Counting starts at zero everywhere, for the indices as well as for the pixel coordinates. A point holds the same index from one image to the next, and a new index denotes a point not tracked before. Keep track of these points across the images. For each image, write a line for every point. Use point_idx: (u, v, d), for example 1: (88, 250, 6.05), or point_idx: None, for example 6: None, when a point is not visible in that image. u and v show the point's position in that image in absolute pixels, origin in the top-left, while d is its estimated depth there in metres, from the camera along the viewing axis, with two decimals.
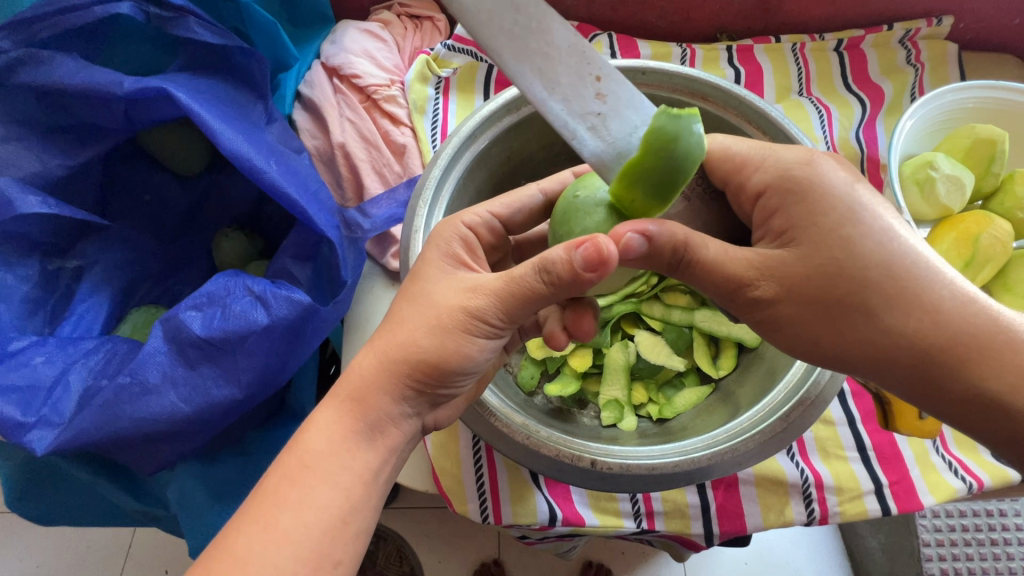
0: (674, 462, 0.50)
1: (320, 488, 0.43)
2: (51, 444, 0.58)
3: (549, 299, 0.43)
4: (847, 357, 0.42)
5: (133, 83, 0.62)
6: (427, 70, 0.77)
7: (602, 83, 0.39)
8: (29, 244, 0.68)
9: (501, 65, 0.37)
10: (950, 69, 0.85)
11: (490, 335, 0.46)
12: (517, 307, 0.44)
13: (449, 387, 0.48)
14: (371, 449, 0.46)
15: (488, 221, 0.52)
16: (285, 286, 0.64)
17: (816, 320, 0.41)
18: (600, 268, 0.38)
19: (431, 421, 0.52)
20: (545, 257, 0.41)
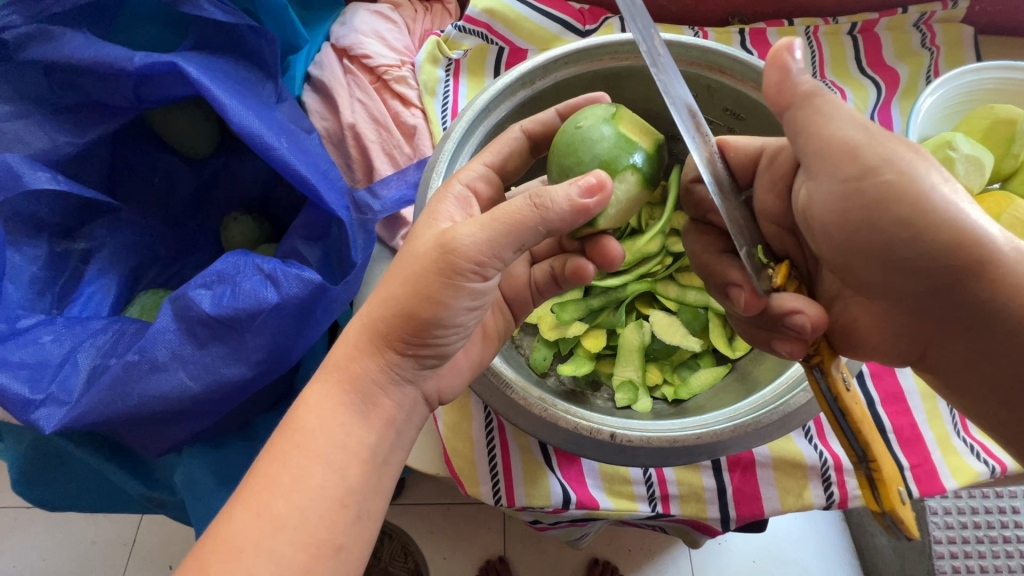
0: (695, 435, 0.49)
1: (316, 468, 0.42)
2: (59, 422, 0.58)
3: (538, 234, 0.43)
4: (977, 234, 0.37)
5: (143, 58, 0.62)
6: (438, 52, 0.77)
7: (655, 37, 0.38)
8: (37, 224, 0.67)
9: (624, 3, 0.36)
10: (966, 52, 0.84)
11: (474, 278, 0.43)
12: (505, 239, 0.42)
13: (439, 345, 0.46)
14: (367, 427, 0.45)
15: (485, 175, 0.52)
16: (295, 265, 0.63)
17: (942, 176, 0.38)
18: (598, 195, 0.42)
19: (433, 391, 0.50)
20: (541, 189, 0.42)
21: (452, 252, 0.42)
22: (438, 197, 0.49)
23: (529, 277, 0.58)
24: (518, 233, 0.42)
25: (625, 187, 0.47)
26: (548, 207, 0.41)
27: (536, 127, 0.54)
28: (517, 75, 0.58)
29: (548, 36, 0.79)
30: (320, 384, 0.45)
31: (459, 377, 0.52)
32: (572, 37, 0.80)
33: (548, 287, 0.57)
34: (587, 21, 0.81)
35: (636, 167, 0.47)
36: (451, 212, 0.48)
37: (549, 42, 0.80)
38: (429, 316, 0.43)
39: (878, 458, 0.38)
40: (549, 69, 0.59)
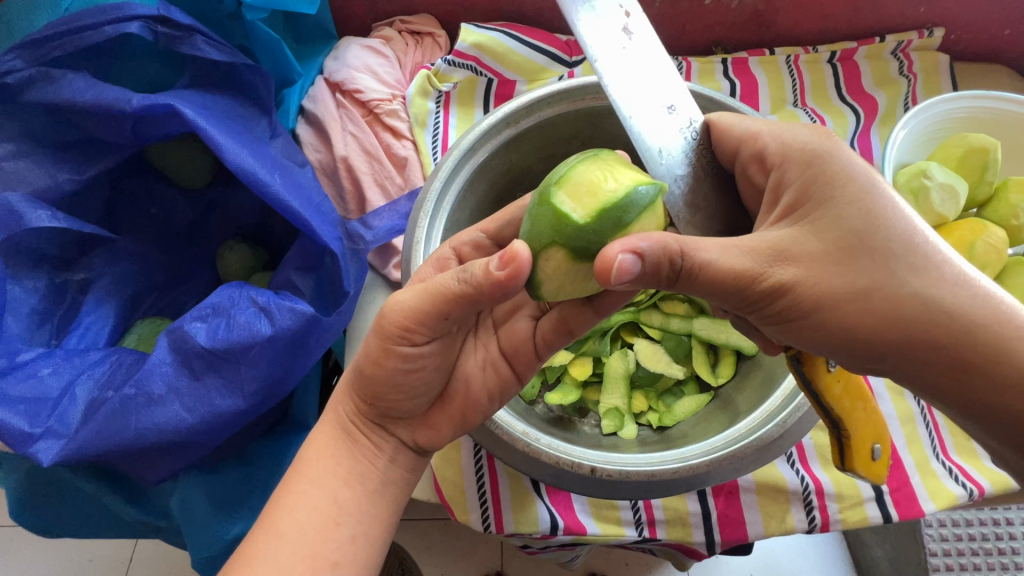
0: (673, 469, 0.51)
1: (310, 490, 0.48)
2: (58, 454, 0.59)
3: (463, 305, 0.44)
4: (875, 341, 0.39)
5: (141, 100, 0.64)
6: (428, 85, 0.79)
7: (630, 20, 0.42)
8: (37, 257, 0.69)
9: (632, 31, 0.42)
10: (942, 79, 0.86)
11: (408, 347, 0.47)
12: (436, 314, 0.45)
13: (393, 401, 0.51)
14: (348, 450, 0.51)
15: (478, 240, 0.53)
16: (289, 297, 0.65)
17: (840, 293, 0.38)
18: (508, 270, 0.39)
19: (410, 438, 0.54)
20: (466, 264, 0.42)
21: (384, 318, 0.47)
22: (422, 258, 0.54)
23: (531, 333, 0.55)
24: (437, 305, 0.44)
25: (552, 264, 0.41)
26: (470, 279, 0.41)
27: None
28: (502, 115, 0.60)
29: (536, 68, 0.81)
30: None
31: (440, 432, 0.54)
32: (558, 69, 0.82)
33: (555, 338, 0.54)
34: (573, 53, 0.83)
35: (562, 244, 0.39)
36: (424, 272, 0.53)
37: (537, 74, 0.82)
38: (372, 375, 0.49)
39: (848, 427, 0.45)
40: (533, 109, 0.61)
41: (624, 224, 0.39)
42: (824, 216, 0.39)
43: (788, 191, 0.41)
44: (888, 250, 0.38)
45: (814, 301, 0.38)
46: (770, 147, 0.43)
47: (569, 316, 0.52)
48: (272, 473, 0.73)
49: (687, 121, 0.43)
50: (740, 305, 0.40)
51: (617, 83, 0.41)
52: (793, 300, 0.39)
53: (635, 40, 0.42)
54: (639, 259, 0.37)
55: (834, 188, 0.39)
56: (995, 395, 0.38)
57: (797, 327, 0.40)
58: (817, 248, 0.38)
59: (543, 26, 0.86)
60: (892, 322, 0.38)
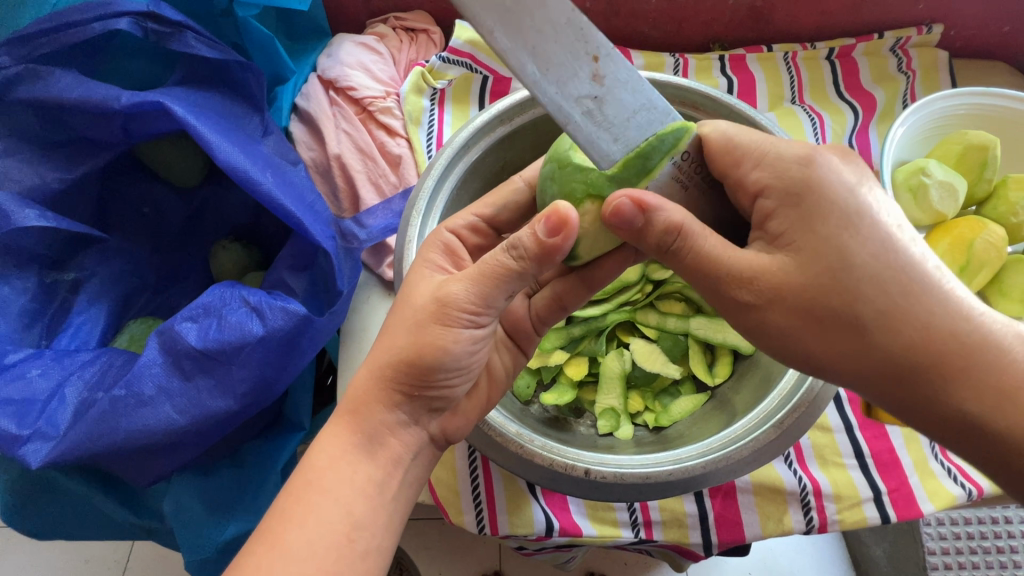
0: (667, 470, 0.51)
1: (324, 504, 0.44)
2: (46, 457, 0.59)
3: (524, 277, 0.45)
4: (840, 372, 0.40)
5: (130, 98, 0.63)
6: (422, 82, 0.78)
7: (600, 64, 0.39)
8: (27, 257, 0.68)
9: (606, 76, 0.40)
10: (941, 75, 0.85)
11: (470, 326, 0.46)
12: (493, 290, 0.45)
13: (443, 387, 0.48)
14: (372, 463, 0.46)
15: (474, 224, 0.54)
16: (281, 297, 0.64)
17: (807, 327, 0.40)
18: (563, 232, 0.41)
19: (438, 431, 0.51)
20: (513, 237, 0.43)
21: (448, 304, 0.45)
22: (427, 245, 0.52)
23: (527, 310, 0.58)
24: (507, 282, 0.45)
25: (587, 217, 0.44)
26: (526, 250, 0.43)
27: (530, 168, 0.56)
28: (496, 112, 0.60)
29: None
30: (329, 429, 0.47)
31: (466, 421, 0.53)
32: None
33: (551, 313, 0.57)
34: None
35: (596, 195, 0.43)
36: (438, 261, 0.51)
37: None
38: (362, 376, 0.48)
39: None
40: (527, 106, 0.61)
41: (649, 170, 0.41)
42: (807, 245, 0.39)
43: (772, 218, 0.41)
44: (862, 286, 0.38)
45: (780, 325, 0.41)
46: (756, 168, 0.42)
47: (562, 293, 0.55)
48: (264, 475, 0.72)
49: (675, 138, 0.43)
50: (715, 304, 0.43)
51: (601, 137, 0.41)
52: (762, 320, 0.41)
53: (608, 83, 0.40)
54: (639, 208, 0.40)
55: (817, 220, 0.39)
56: (966, 435, 0.38)
57: (768, 345, 0.42)
58: (797, 277, 0.39)
59: None
60: (859, 356, 0.39)
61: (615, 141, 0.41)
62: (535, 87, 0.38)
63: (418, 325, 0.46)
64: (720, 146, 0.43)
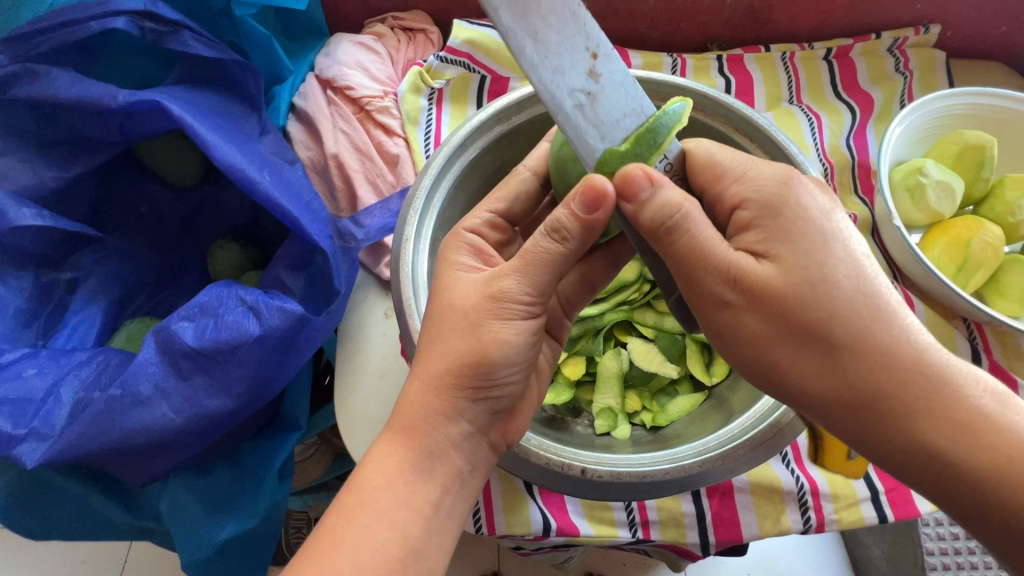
0: (664, 470, 0.51)
1: (377, 526, 0.42)
2: (41, 456, 0.58)
3: (568, 257, 0.45)
4: (802, 387, 0.40)
5: (127, 96, 0.63)
6: (420, 82, 0.78)
7: (597, 62, 0.40)
8: (24, 256, 0.68)
9: (600, 75, 0.41)
10: (938, 75, 0.85)
11: (524, 316, 0.46)
12: (543, 277, 0.45)
13: (504, 386, 0.48)
14: (429, 482, 0.45)
15: (490, 221, 0.54)
16: (278, 297, 0.64)
17: (778, 334, 0.40)
18: (603, 204, 0.41)
19: (499, 436, 0.50)
20: (549, 219, 0.43)
21: (500, 298, 0.45)
22: (450, 246, 0.51)
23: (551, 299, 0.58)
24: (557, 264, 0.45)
25: None
26: (568, 229, 0.43)
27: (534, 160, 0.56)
28: (493, 111, 0.60)
29: None
30: (382, 444, 0.45)
31: (523, 417, 0.52)
32: None
33: (575, 297, 0.57)
34: None
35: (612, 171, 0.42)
36: (468, 261, 0.50)
37: None
38: None
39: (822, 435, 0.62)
40: (524, 105, 0.61)
41: (659, 144, 0.42)
42: (791, 257, 0.39)
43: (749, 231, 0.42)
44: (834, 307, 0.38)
45: (750, 323, 0.41)
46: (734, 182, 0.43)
47: (590, 271, 0.56)
48: (260, 475, 0.71)
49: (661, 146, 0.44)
50: (689, 303, 0.43)
51: (588, 133, 0.41)
52: (731, 321, 0.41)
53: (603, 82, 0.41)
54: (654, 184, 0.40)
55: (795, 233, 0.40)
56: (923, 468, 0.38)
57: (728, 348, 0.43)
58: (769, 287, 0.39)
59: None
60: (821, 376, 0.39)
61: (604, 140, 0.42)
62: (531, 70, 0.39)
63: (474, 325, 0.45)
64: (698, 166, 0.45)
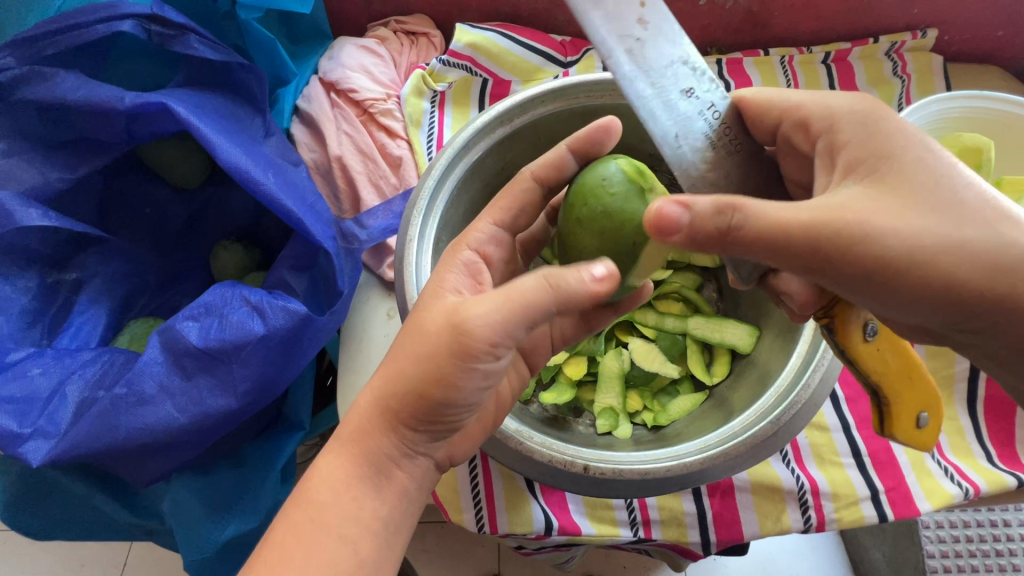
0: (667, 467, 0.51)
1: (328, 544, 0.42)
2: (47, 455, 0.59)
3: (549, 314, 0.44)
4: (943, 292, 0.38)
5: (133, 99, 0.64)
6: (423, 85, 0.79)
7: (645, 10, 0.40)
8: (28, 256, 0.69)
9: (648, 22, 0.40)
10: (936, 79, 0.86)
11: (488, 359, 0.44)
12: (518, 322, 0.43)
13: (452, 420, 0.47)
14: (377, 500, 0.45)
15: (493, 235, 0.54)
16: (281, 297, 0.65)
17: (919, 240, 0.37)
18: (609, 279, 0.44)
19: (445, 455, 0.51)
20: (555, 272, 0.43)
21: (463, 333, 0.42)
22: (445, 263, 0.51)
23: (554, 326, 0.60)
24: (539, 314, 0.43)
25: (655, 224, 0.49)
26: (563, 290, 0.43)
27: (546, 174, 0.55)
28: (496, 113, 0.61)
29: (531, 68, 0.81)
30: (329, 459, 0.46)
31: (466, 441, 0.52)
32: (554, 69, 0.82)
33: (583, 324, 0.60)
34: (568, 54, 0.83)
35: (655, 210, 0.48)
36: (458, 283, 0.49)
37: (533, 73, 0.82)
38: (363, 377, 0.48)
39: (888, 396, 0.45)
40: (526, 108, 0.61)
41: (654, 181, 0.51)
42: (887, 171, 0.39)
43: (842, 153, 0.41)
44: (959, 196, 0.38)
45: (889, 249, 0.37)
46: (814, 115, 0.44)
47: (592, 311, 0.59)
48: (263, 475, 0.72)
49: (701, 99, 0.42)
50: (807, 266, 0.39)
51: (636, 84, 0.40)
52: (872, 253, 0.37)
53: (648, 31, 0.40)
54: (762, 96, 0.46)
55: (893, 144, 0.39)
56: None
57: (870, 296, 0.40)
58: (887, 204, 0.38)
59: (538, 26, 0.86)
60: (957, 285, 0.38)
61: (651, 86, 0.40)
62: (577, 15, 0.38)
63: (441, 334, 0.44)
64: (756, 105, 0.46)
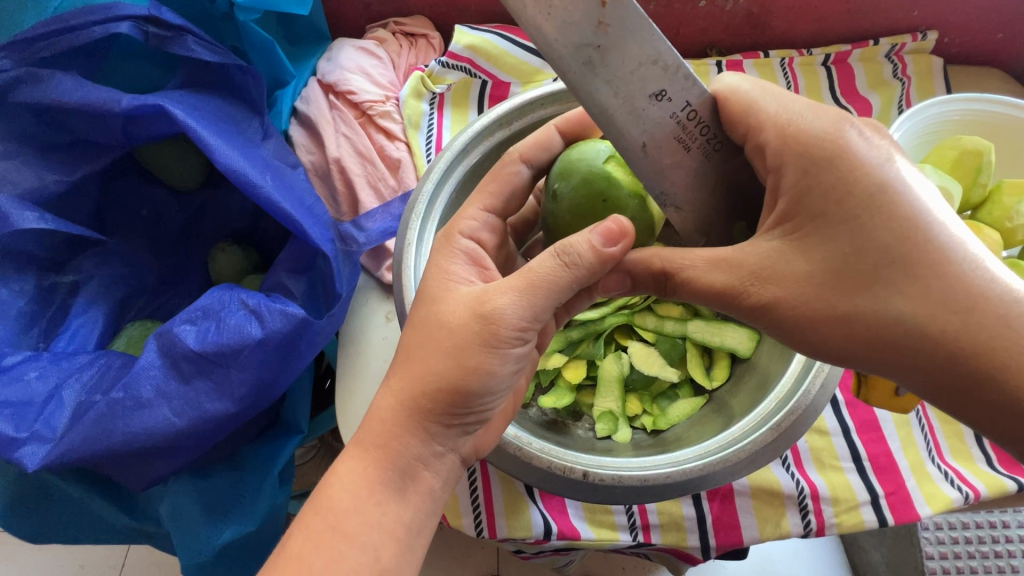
0: (667, 473, 0.51)
1: (351, 550, 0.42)
2: (42, 459, 0.58)
3: (567, 290, 0.45)
4: (857, 351, 0.41)
5: (130, 100, 0.64)
6: (421, 87, 0.79)
7: (606, 11, 0.35)
8: (24, 259, 0.68)
9: (611, 23, 0.36)
10: (937, 81, 0.86)
11: (517, 344, 0.45)
12: (543, 300, 0.44)
13: (482, 411, 0.47)
14: (402, 504, 0.44)
15: (487, 222, 0.52)
16: (279, 300, 0.64)
17: (828, 307, 0.40)
18: (620, 241, 0.43)
19: (471, 448, 0.50)
20: (564, 242, 0.43)
21: (495, 322, 0.44)
22: (443, 255, 0.49)
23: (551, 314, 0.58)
24: (562, 293, 0.44)
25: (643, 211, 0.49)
26: (579, 262, 0.43)
27: (532, 154, 0.53)
28: (495, 116, 0.61)
29: (530, 69, 0.81)
30: (349, 463, 0.45)
31: (492, 431, 0.52)
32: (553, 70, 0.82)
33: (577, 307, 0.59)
34: None
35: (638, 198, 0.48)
36: (464, 272, 0.48)
37: (531, 75, 0.81)
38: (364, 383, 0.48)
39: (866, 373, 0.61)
40: (526, 111, 0.62)
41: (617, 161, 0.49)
42: (814, 234, 0.40)
43: (784, 200, 0.41)
44: (888, 254, 0.39)
45: (796, 315, 0.41)
46: (775, 140, 0.41)
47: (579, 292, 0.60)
48: (260, 479, 0.71)
49: (672, 91, 0.40)
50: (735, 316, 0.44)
51: (598, 96, 0.38)
52: (780, 317, 0.42)
53: (612, 34, 0.36)
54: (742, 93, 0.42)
55: (830, 204, 0.40)
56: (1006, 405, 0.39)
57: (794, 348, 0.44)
58: (800, 268, 0.41)
59: None
60: (877, 342, 0.40)
61: (616, 96, 0.38)
62: (531, 37, 0.35)
63: (444, 339, 0.44)
64: (737, 102, 0.42)
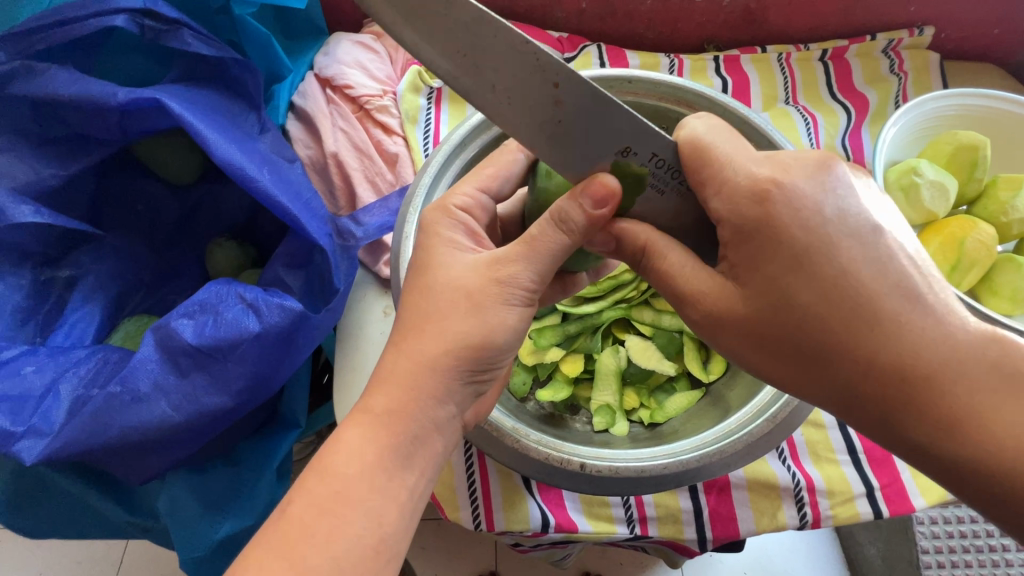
0: (662, 464, 0.51)
1: (356, 520, 0.41)
2: (40, 453, 0.58)
3: (566, 252, 0.45)
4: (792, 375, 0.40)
5: (126, 94, 0.63)
6: (418, 81, 0.79)
7: (560, 91, 0.37)
8: (20, 253, 0.68)
9: (568, 101, 0.38)
10: (933, 76, 0.86)
11: (524, 304, 0.46)
12: (547, 263, 0.45)
13: (497, 368, 0.48)
14: (409, 473, 0.44)
15: (480, 200, 0.51)
16: (276, 294, 0.65)
17: (763, 328, 0.39)
18: (609, 203, 0.41)
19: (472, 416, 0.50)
20: (556, 208, 0.42)
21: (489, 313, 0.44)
22: (436, 228, 0.49)
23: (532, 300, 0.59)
24: (562, 255, 0.45)
25: None
26: (573, 224, 0.43)
27: None
28: None
29: None
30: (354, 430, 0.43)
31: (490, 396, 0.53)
32: None
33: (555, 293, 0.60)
34: (565, 49, 0.86)
35: None
36: (461, 240, 0.49)
37: None
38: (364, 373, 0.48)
39: None
40: None
41: None
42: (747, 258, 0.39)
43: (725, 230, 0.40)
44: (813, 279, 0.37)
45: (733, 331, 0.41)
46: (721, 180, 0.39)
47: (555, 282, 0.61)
48: (259, 472, 0.72)
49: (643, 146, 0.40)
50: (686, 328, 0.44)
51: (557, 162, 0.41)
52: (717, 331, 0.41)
53: (571, 109, 0.38)
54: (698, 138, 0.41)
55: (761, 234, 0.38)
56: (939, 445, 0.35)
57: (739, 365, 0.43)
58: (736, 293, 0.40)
59: (535, 23, 0.89)
60: (806, 365, 0.39)
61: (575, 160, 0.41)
62: (491, 119, 0.38)
63: (439, 329, 0.45)
64: (688, 151, 0.41)
